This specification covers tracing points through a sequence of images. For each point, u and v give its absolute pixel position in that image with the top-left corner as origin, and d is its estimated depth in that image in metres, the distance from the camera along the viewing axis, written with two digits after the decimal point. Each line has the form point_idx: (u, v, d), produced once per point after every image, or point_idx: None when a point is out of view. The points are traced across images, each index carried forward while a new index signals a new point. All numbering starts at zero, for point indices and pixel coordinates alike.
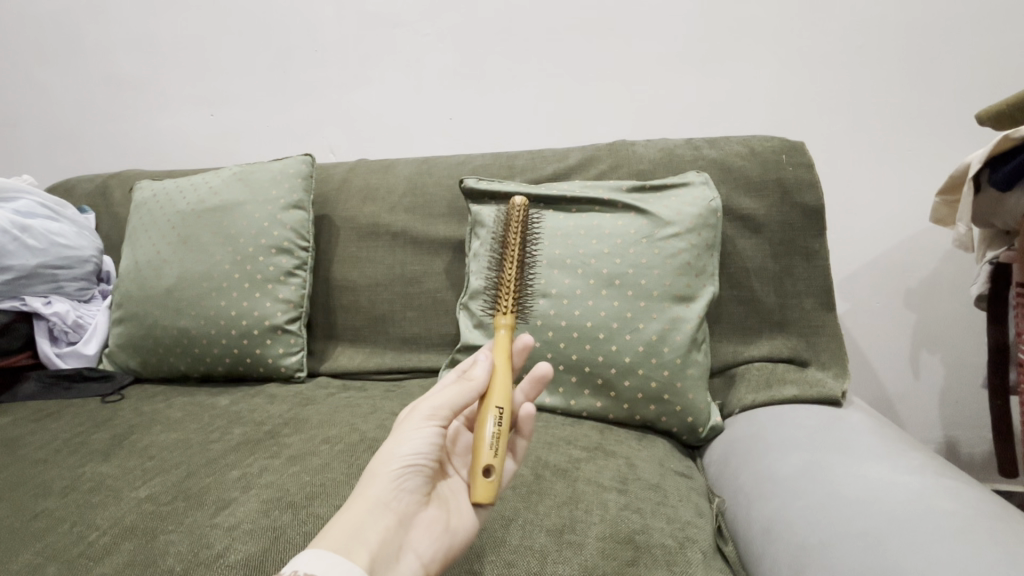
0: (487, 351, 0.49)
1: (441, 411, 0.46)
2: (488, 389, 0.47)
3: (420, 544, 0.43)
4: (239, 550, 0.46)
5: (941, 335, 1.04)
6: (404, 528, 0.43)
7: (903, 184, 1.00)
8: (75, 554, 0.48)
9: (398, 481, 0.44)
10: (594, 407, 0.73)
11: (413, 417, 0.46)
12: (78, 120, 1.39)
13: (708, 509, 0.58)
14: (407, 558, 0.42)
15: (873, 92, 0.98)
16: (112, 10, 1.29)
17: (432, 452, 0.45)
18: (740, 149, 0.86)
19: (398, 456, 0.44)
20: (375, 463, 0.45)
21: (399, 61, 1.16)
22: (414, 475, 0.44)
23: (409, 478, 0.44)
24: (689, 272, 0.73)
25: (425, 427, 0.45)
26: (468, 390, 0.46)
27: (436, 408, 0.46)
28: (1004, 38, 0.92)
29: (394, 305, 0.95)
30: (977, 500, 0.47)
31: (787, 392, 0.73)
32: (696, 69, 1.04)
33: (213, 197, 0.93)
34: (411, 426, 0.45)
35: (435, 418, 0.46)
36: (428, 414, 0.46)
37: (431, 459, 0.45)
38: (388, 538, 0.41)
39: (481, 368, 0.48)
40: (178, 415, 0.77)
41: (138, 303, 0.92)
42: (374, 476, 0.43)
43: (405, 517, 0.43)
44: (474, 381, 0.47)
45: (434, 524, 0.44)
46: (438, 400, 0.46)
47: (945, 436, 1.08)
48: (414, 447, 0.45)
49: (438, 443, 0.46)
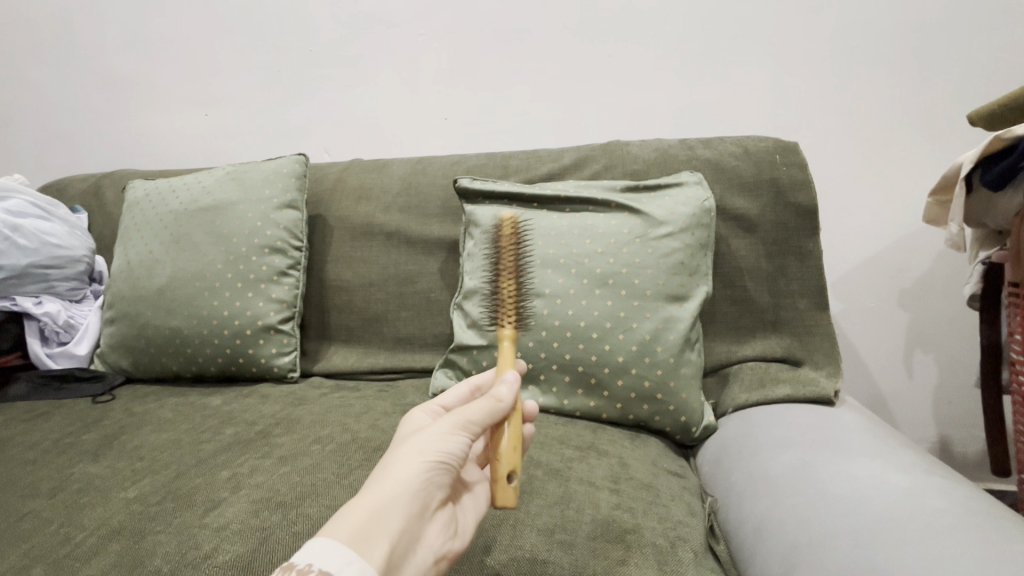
0: (517, 371, 0.46)
1: (476, 424, 0.42)
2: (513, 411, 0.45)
3: (431, 542, 0.41)
4: (227, 551, 0.46)
5: (934, 334, 1.05)
6: (424, 526, 0.40)
7: (897, 184, 1.00)
8: (62, 555, 0.48)
9: (426, 480, 0.40)
10: (587, 406, 0.73)
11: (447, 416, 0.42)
12: (70, 120, 1.39)
13: (700, 508, 0.58)
14: (422, 555, 0.40)
15: (867, 92, 0.98)
16: (105, 9, 1.29)
17: (462, 455, 0.42)
18: (733, 149, 0.86)
19: (428, 453, 0.40)
20: (401, 455, 0.40)
21: (394, 61, 1.16)
22: (443, 474, 0.41)
23: (438, 478, 0.41)
24: (682, 272, 0.73)
25: (458, 434, 0.42)
26: (501, 410, 0.43)
27: (473, 420, 0.42)
28: (997, 38, 0.92)
29: (388, 305, 0.95)
30: (967, 498, 0.47)
31: (780, 392, 0.73)
32: (689, 70, 1.04)
33: (206, 196, 0.93)
34: (447, 427, 0.41)
35: (471, 428, 0.42)
36: (462, 420, 0.42)
37: (456, 462, 0.42)
38: (410, 535, 0.38)
39: (508, 389, 0.44)
40: (169, 416, 0.76)
41: (130, 303, 0.91)
42: (405, 470, 0.39)
43: (426, 515, 0.40)
44: (501, 401, 0.44)
45: (447, 521, 0.43)
46: (472, 411, 0.42)
47: (939, 436, 1.08)
48: (445, 450, 0.41)
49: (466, 448, 0.43)
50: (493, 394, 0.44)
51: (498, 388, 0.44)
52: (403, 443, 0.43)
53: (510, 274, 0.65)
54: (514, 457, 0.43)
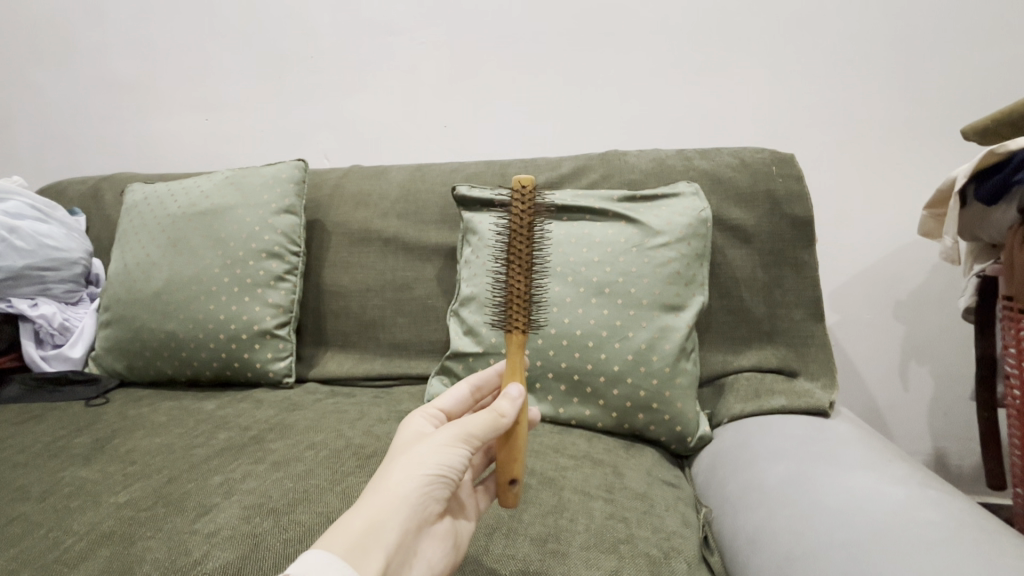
0: (520, 385, 0.44)
1: (476, 438, 0.42)
2: (515, 426, 0.44)
3: (425, 554, 0.41)
4: (217, 557, 0.45)
5: (928, 346, 1.05)
6: (419, 536, 0.40)
7: (892, 197, 1.01)
8: (51, 559, 0.47)
9: (425, 493, 0.40)
10: (583, 415, 0.73)
11: (449, 427, 0.42)
12: (71, 122, 1.39)
13: (694, 518, 0.58)
14: (415, 565, 0.40)
15: (863, 106, 0.99)
16: (109, 14, 1.30)
17: (461, 467, 0.42)
18: (730, 161, 0.87)
19: (427, 465, 0.40)
20: (400, 466, 0.40)
21: (395, 68, 1.17)
22: (440, 486, 0.41)
23: (436, 490, 0.41)
24: (678, 281, 0.73)
25: (458, 446, 0.42)
26: (502, 427, 0.43)
27: (475, 434, 0.42)
28: (990, 54, 0.93)
29: (385, 311, 0.95)
30: (962, 511, 0.47)
31: (775, 402, 0.73)
32: (687, 82, 1.05)
33: (205, 200, 0.93)
34: (448, 439, 0.41)
35: (472, 440, 0.42)
36: (464, 433, 0.42)
37: (455, 476, 0.42)
38: (405, 548, 0.38)
39: (511, 404, 0.44)
40: (163, 420, 0.76)
41: (126, 306, 0.91)
42: (404, 483, 0.39)
43: (422, 526, 0.40)
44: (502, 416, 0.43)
45: (442, 532, 0.43)
46: (473, 424, 0.42)
47: (934, 448, 1.08)
48: (444, 462, 0.41)
49: (465, 462, 0.43)
50: (497, 407, 0.43)
51: (502, 402, 0.44)
52: (401, 453, 0.42)
53: (523, 265, 0.48)
54: (518, 467, 0.44)
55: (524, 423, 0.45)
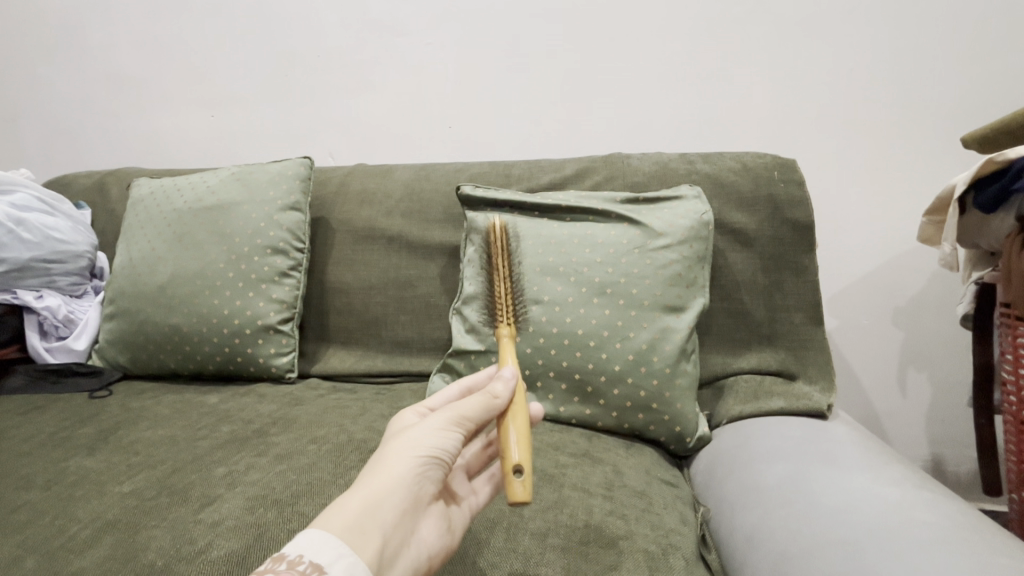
0: (514, 368, 0.47)
1: (470, 420, 0.43)
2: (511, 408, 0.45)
3: (424, 538, 0.41)
4: (222, 546, 0.46)
5: (927, 353, 1.06)
6: (416, 519, 0.41)
7: (893, 204, 1.02)
8: (57, 546, 0.48)
9: (420, 474, 0.40)
10: (583, 414, 0.73)
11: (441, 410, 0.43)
12: (77, 117, 1.40)
13: (692, 517, 0.58)
14: (414, 548, 0.40)
15: (864, 114, 1.00)
16: (118, 10, 1.31)
17: (454, 451, 0.43)
18: (732, 165, 0.88)
19: (421, 446, 0.41)
20: (394, 449, 0.41)
21: (400, 69, 1.17)
22: (435, 469, 0.42)
23: (430, 473, 0.41)
24: (680, 283, 0.74)
25: (451, 430, 0.42)
26: (494, 407, 0.44)
27: (467, 416, 0.43)
28: (990, 64, 0.95)
29: (388, 308, 0.95)
30: (956, 512, 0.47)
31: (774, 404, 0.73)
32: (690, 87, 1.06)
33: (211, 196, 0.94)
34: (442, 423, 0.42)
35: (465, 423, 0.43)
36: (455, 415, 0.43)
37: (450, 459, 0.43)
38: (402, 530, 0.39)
39: (504, 386, 0.45)
40: (166, 412, 0.76)
41: (130, 299, 0.92)
42: (398, 464, 0.40)
43: (418, 509, 0.41)
44: (496, 399, 0.44)
45: (438, 517, 0.43)
46: (465, 406, 0.43)
47: (932, 454, 1.08)
48: (439, 444, 0.41)
49: (459, 445, 0.43)
50: (490, 390, 0.44)
51: (494, 384, 0.45)
52: (394, 439, 0.43)
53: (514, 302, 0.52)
54: (521, 452, 0.43)
55: (521, 407, 0.45)
